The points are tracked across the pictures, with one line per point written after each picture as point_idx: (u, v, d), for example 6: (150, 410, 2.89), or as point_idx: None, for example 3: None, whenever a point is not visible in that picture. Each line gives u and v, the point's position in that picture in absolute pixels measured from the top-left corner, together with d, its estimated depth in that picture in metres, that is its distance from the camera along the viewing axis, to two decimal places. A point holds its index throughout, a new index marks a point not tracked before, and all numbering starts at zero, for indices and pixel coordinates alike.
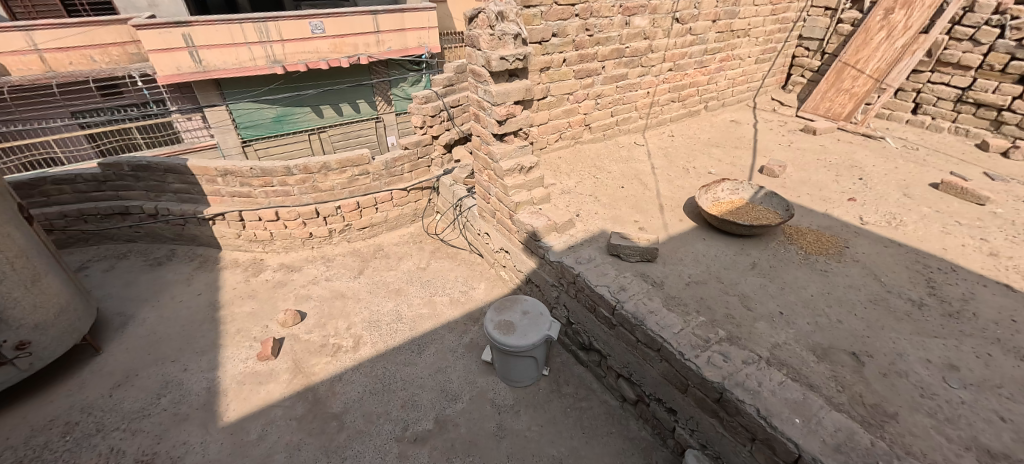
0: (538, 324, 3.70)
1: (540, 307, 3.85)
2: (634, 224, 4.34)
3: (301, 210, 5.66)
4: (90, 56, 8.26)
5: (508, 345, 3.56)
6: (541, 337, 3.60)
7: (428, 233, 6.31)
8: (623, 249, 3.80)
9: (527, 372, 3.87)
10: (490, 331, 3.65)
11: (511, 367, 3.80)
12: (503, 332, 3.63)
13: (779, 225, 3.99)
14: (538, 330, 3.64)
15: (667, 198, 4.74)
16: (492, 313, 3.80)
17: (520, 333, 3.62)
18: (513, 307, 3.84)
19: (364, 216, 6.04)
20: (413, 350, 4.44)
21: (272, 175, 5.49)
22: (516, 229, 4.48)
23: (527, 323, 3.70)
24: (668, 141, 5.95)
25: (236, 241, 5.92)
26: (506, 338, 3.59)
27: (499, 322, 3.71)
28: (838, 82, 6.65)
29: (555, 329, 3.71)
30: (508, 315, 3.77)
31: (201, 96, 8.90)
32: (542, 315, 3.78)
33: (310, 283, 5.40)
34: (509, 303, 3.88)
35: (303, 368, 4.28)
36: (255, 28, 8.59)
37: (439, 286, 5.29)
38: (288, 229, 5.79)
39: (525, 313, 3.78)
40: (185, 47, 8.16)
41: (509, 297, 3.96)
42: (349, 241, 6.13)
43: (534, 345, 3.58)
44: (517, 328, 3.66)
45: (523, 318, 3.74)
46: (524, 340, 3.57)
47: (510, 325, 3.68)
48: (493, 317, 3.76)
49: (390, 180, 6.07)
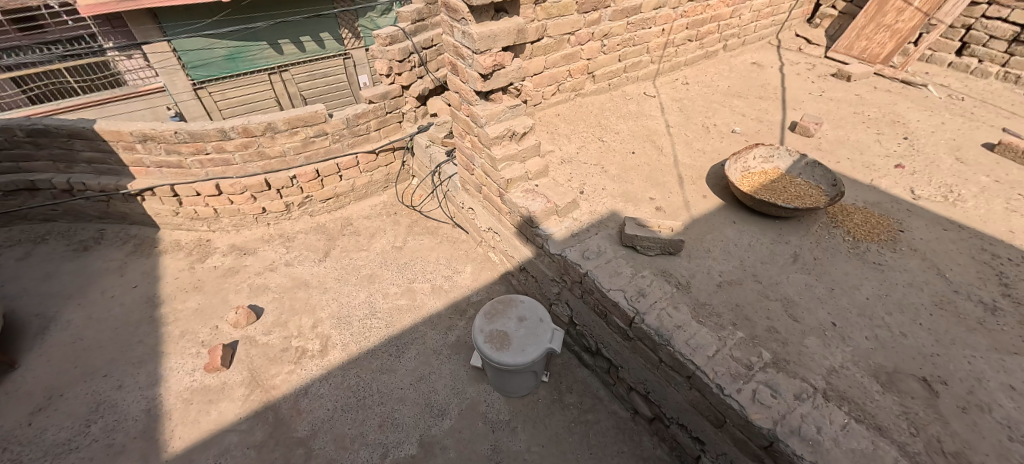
0: (537, 334, 3.08)
1: (538, 311, 3.22)
2: (650, 203, 3.60)
3: (247, 183, 4.74)
4: None
5: (503, 363, 2.96)
6: (542, 351, 3.01)
7: (404, 202, 5.46)
8: (641, 241, 3.10)
9: (525, 383, 3.33)
10: (480, 346, 3.03)
11: (507, 381, 3.25)
12: (496, 347, 3.01)
13: (825, 205, 3.32)
14: (538, 343, 3.04)
15: (686, 166, 3.97)
16: (481, 321, 3.16)
17: (517, 347, 3.01)
18: (506, 313, 3.20)
19: (327, 186, 5.14)
20: (391, 353, 3.83)
21: (204, 140, 4.45)
22: (507, 210, 3.72)
23: (525, 334, 3.08)
24: (683, 91, 5.05)
25: (175, 219, 5.02)
26: (500, 354, 2.98)
27: (490, 333, 3.08)
28: (878, 17, 5.71)
29: (558, 338, 3.11)
30: (500, 323, 3.14)
31: (138, 33, 7.44)
32: (542, 322, 3.15)
33: (266, 270, 4.63)
34: (501, 306, 3.24)
35: (263, 380, 3.67)
36: None
37: (419, 270, 4.58)
38: (234, 205, 4.88)
39: (521, 320, 3.15)
40: None
41: (501, 299, 3.31)
42: (311, 215, 5.27)
43: (533, 362, 2.99)
44: (513, 341, 3.04)
45: (519, 327, 3.11)
46: (521, 357, 2.96)
47: (504, 337, 3.05)
48: (482, 327, 3.13)
49: (354, 141, 5.08)
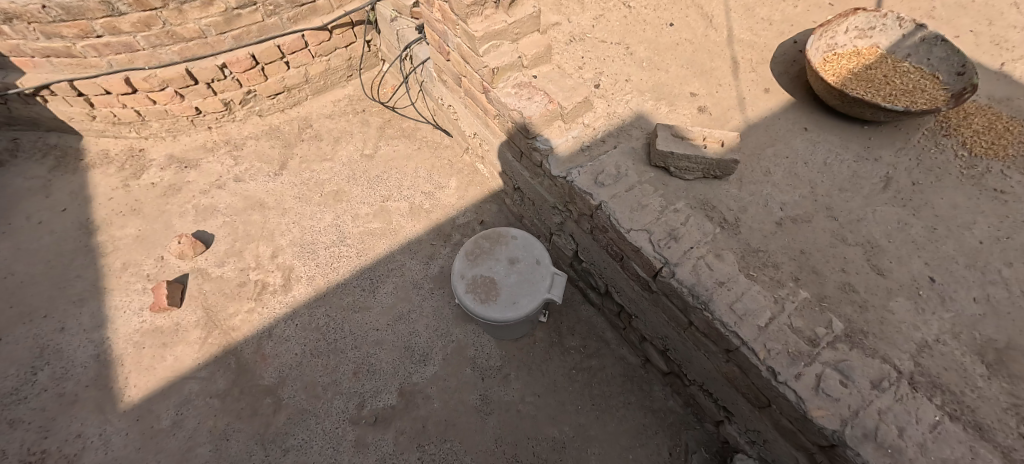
0: (533, 281, 2.44)
1: (534, 250, 2.55)
2: (690, 102, 2.64)
3: (164, 75, 3.69)
4: None
5: (490, 318, 2.36)
6: (539, 302, 2.39)
7: (372, 96, 4.40)
8: (677, 161, 2.26)
9: (519, 330, 2.81)
10: (461, 296, 2.41)
11: (499, 329, 2.72)
12: (481, 298, 2.38)
13: (950, 100, 2.37)
14: (534, 292, 2.41)
15: (744, 45, 2.87)
16: (462, 265, 2.51)
17: (507, 298, 2.38)
18: (494, 253, 2.54)
19: (271, 77, 4.04)
20: (364, 289, 3.30)
21: (86, 18, 3.27)
22: (495, 113, 2.75)
23: (517, 280, 2.44)
24: None
25: (95, 124, 4.10)
26: (486, 307, 2.36)
27: (473, 280, 2.44)
28: None
29: (559, 285, 2.47)
30: (486, 267, 2.49)
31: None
32: (539, 265, 2.50)
33: (214, 188, 3.88)
34: (486, 245, 2.57)
35: (220, 321, 3.21)
36: None
37: (394, 185, 3.79)
38: (160, 105, 3.91)
39: (512, 263, 2.49)
40: None
41: (486, 236, 2.63)
42: (260, 116, 4.28)
43: (528, 315, 2.39)
44: (502, 289, 2.41)
45: (510, 272, 2.46)
46: (513, 311, 2.35)
47: (490, 285, 2.42)
48: (463, 272, 2.48)
49: (296, 14, 3.83)
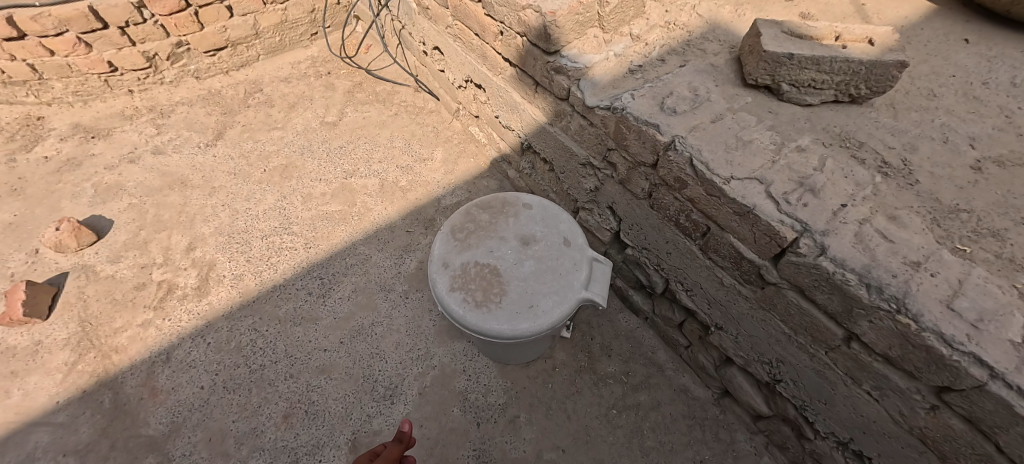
0: (561, 272, 1.51)
1: (560, 225, 1.62)
2: (787, 6, 1.78)
3: (61, 13, 2.77)
4: None
5: (490, 333, 1.41)
6: (571, 307, 1.45)
7: (341, 55, 3.54)
8: (796, 73, 1.38)
9: (534, 351, 1.85)
10: (444, 297, 1.47)
11: (504, 352, 1.77)
12: (476, 300, 1.44)
13: None
14: (563, 289, 1.47)
15: None
16: (446, 248, 1.57)
17: (519, 299, 1.44)
18: (496, 229, 1.60)
19: (208, 25, 3.16)
20: (312, 293, 2.35)
21: None
22: (497, 29, 1.85)
23: (534, 270, 1.50)
24: None
25: None
26: (485, 314, 1.42)
27: (464, 271, 1.51)
28: None
29: (600, 278, 1.54)
30: (485, 250, 1.55)
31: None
32: (569, 246, 1.57)
33: (124, 162, 2.95)
34: (484, 218, 1.64)
35: (101, 340, 2.23)
36: None
37: (362, 157, 2.89)
38: (60, 57, 3.00)
39: (526, 244, 1.56)
40: None
41: (484, 204, 1.70)
42: (197, 78, 3.38)
43: (553, 328, 1.45)
44: (511, 285, 1.47)
45: (523, 257, 1.53)
46: (529, 321, 1.41)
47: (491, 279, 1.48)
48: (447, 259, 1.55)
49: None
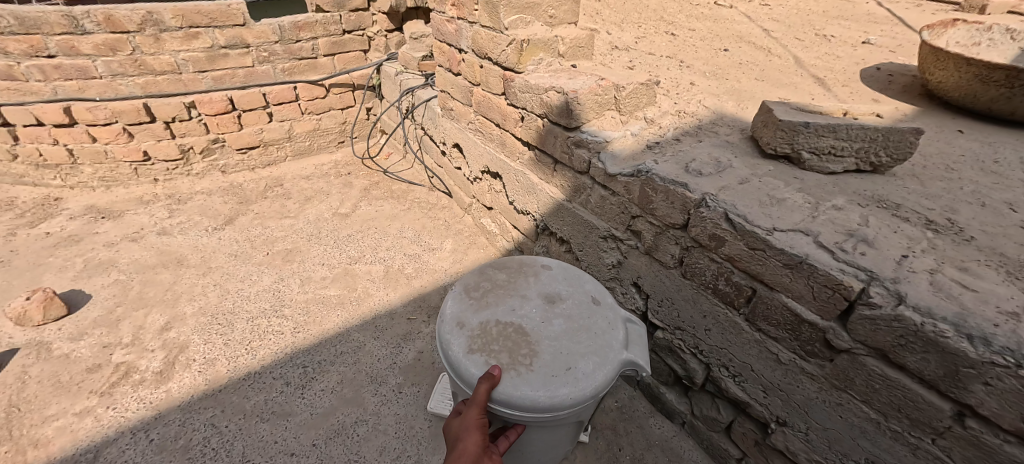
0: (596, 332, 1.31)
1: (585, 286, 1.48)
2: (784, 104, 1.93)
3: (116, 107, 3.03)
4: None
5: (522, 404, 1.13)
6: (614, 371, 1.22)
7: (363, 159, 3.78)
8: (815, 140, 1.40)
9: (555, 452, 1.48)
10: (460, 361, 1.21)
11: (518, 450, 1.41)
12: (503, 364, 1.19)
13: None
14: (602, 349, 1.25)
15: (819, 68, 2.35)
16: (461, 307, 1.36)
17: (554, 361, 1.21)
18: (515, 288, 1.44)
19: (247, 127, 3.44)
20: (290, 383, 2.03)
21: (40, 30, 2.73)
22: (519, 115, 1.98)
23: (566, 330, 1.30)
24: (767, 9, 3.42)
25: (12, 166, 3.29)
26: (515, 379, 1.16)
27: (484, 331, 1.28)
28: None
29: (638, 341, 1.34)
30: (506, 309, 1.36)
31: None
32: (600, 306, 1.40)
33: (126, 241, 2.89)
34: (500, 278, 1.48)
35: (21, 430, 1.84)
36: None
37: (369, 245, 2.84)
38: (98, 144, 3.19)
39: (552, 302, 1.39)
40: None
41: (499, 266, 1.55)
42: (223, 172, 3.56)
43: (595, 397, 1.20)
44: (541, 346, 1.25)
45: (551, 316, 1.34)
46: (569, 386, 1.16)
47: (518, 339, 1.26)
48: (463, 319, 1.33)
49: (292, 66, 3.37)
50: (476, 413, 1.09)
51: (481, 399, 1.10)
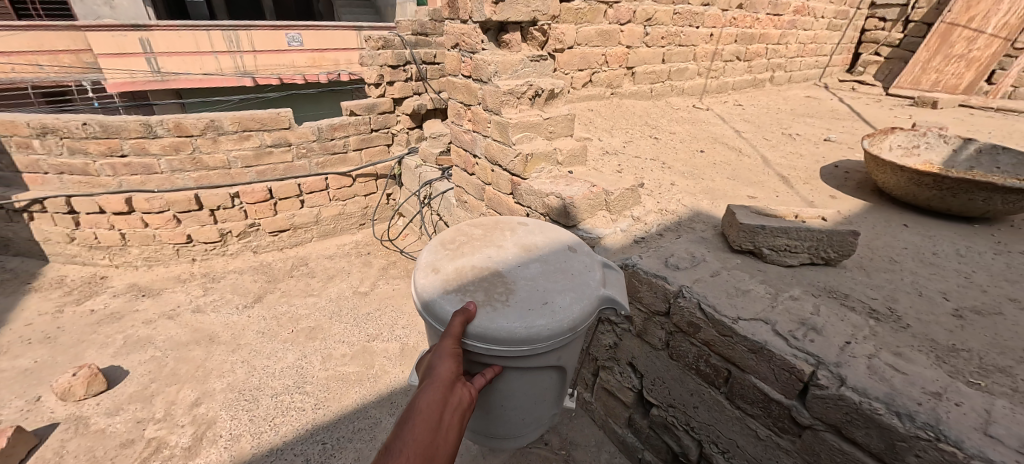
0: (573, 272, 1.27)
1: (560, 237, 1.45)
2: (751, 201, 2.26)
3: (170, 197, 3.47)
4: (37, 64, 5.82)
5: (499, 337, 1.07)
6: (592, 305, 1.18)
7: (382, 239, 4.13)
8: (772, 239, 1.68)
9: (536, 415, 1.37)
10: (436, 302, 1.14)
11: (501, 415, 1.32)
12: (479, 300, 1.13)
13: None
14: (579, 284, 1.22)
15: (784, 166, 2.74)
16: (436, 257, 1.31)
17: (531, 296, 1.16)
18: (491, 239, 1.40)
19: (281, 212, 3.83)
20: (309, 459, 2.15)
21: (120, 136, 3.23)
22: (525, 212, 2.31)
23: (541, 271, 1.26)
24: (740, 109, 3.94)
25: (68, 248, 3.64)
26: (490, 312, 1.10)
27: (459, 275, 1.22)
28: (944, 49, 5.15)
29: (616, 281, 1.31)
30: (482, 257, 1.31)
31: (150, 93, 6.48)
32: (575, 252, 1.37)
33: (163, 319, 3.14)
34: (476, 233, 1.44)
35: None
36: (224, 36, 6.67)
37: (386, 323, 3.07)
38: (149, 229, 3.57)
39: (528, 250, 1.35)
40: (142, 53, 6.26)
41: (474, 224, 1.51)
42: (255, 252, 3.90)
43: (574, 331, 1.15)
44: (518, 284, 1.20)
45: (527, 260, 1.30)
46: (547, 317, 1.11)
47: (494, 280, 1.20)
48: (437, 266, 1.27)
49: (324, 160, 3.85)
50: (451, 342, 1.03)
51: (456, 329, 1.04)
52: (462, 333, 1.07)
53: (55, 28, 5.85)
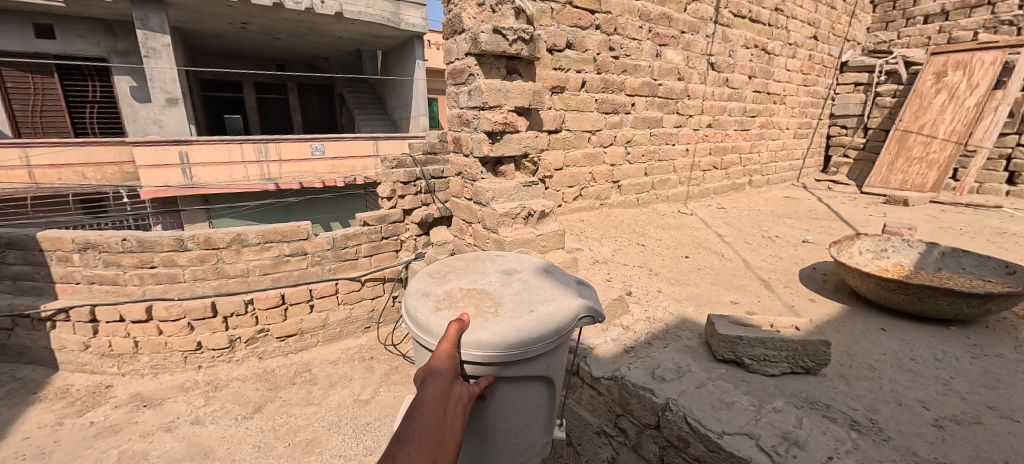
0: (552, 287, 1.37)
1: (536, 263, 1.56)
2: (734, 307, 2.40)
3: (188, 305, 3.64)
4: (82, 173, 6.59)
5: (492, 342, 1.13)
6: (573, 310, 1.28)
7: (385, 342, 4.21)
8: (751, 349, 1.80)
9: (529, 438, 1.37)
10: (430, 319, 1.19)
11: (499, 440, 1.31)
12: (471, 313, 1.20)
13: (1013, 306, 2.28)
14: (560, 294, 1.32)
15: (764, 270, 2.93)
16: (425, 283, 1.37)
17: (517, 306, 1.24)
18: (475, 267, 1.49)
19: (290, 318, 3.98)
20: None
21: (153, 250, 3.54)
22: None
23: (524, 287, 1.36)
24: (722, 213, 4.26)
25: (81, 356, 3.73)
26: (482, 322, 1.17)
27: (449, 296, 1.29)
28: (904, 151, 5.66)
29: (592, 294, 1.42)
30: (468, 281, 1.39)
31: (181, 199, 6.99)
32: (551, 273, 1.48)
33: (161, 430, 3.12)
34: (460, 263, 1.53)
35: None
36: (255, 148, 7.36)
37: (385, 435, 3.02)
38: (162, 336, 3.69)
39: (509, 274, 1.45)
40: (179, 164, 6.85)
41: (457, 258, 1.60)
42: (260, 358, 3.97)
43: (560, 336, 1.22)
44: (504, 299, 1.28)
45: (510, 281, 1.40)
46: (532, 322, 1.19)
47: (481, 297, 1.28)
48: (428, 291, 1.33)
49: (337, 266, 4.10)
50: (447, 347, 1.09)
51: (452, 335, 1.11)
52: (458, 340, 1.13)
53: (107, 144, 6.72)
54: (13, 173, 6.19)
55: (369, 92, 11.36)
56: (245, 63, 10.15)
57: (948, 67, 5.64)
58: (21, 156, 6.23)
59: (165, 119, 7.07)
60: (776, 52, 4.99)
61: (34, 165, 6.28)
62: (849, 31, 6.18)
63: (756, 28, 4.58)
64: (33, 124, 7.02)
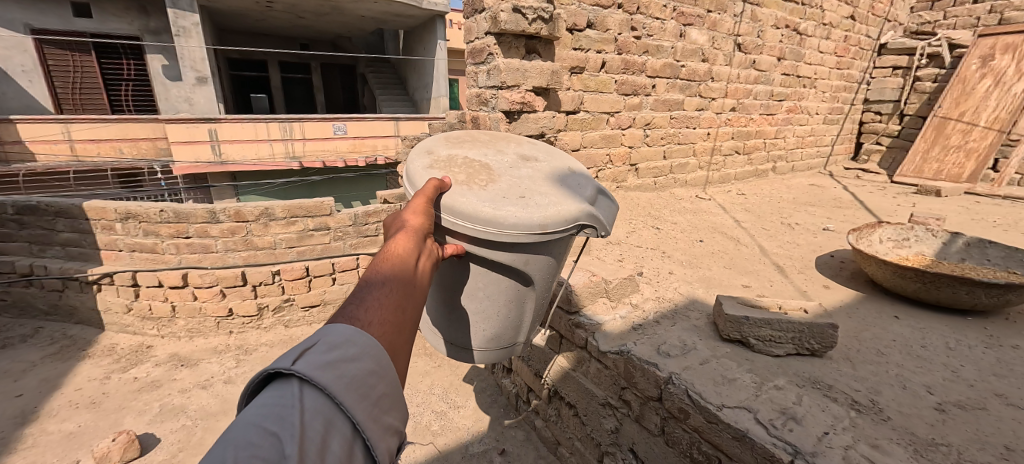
0: (562, 185, 1.33)
1: (564, 162, 1.51)
2: (746, 290, 2.43)
3: (220, 274, 3.85)
4: (119, 149, 6.96)
5: (464, 211, 1.14)
6: (570, 214, 1.22)
7: None
8: (757, 329, 1.83)
9: (500, 328, 1.43)
10: (420, 172, 1.24)
11: (470, 317, 1.40)
12: (457, 180, 1.22)
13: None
14: (564, 194, 1.27)
15: (780, 256, 2.92)
16: (435, 144, 1.42)
17: (509, 190, 1.23)
18: (495, 145, 1.49)
19: (315, 288, 4.17)
20: None
21: (188, 221, 3.75)
22: None
23: (531, 176, 1.32)
24: (742, 199, 4.19)
25: (124, 318, 4.01)
26: (463, 190, 1.19)
27: (449, 158, 1.33)
28: (941, 139, 5.41)
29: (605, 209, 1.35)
30: (479, 153, 1.39)
31: (210, 175, 7.26)
32: (572, 174, 1.42)
33: (195, 388, 3.37)
34: (483, 138, 1.53)
35: None
36: (281, 126, 7.54)
37: None
38: (196, 302, 3.93)
39: (525, 161, 1.42)
40: (208, 141, 7.10)
41: (491, 135, 1.59)
42: (286, 326, 4.21)
43: (542, 231, 1.18)
44: (500, 178, 1.27)
45: (522, 164, 1.38)
46: (515, 206, 1.17)
47: (479, 169, 1.29)
48: (433, 151, 1.38)
49: (358, 242, 4.25)
50: (422, 202, 1.09)
51: (427, 192, 1.12)
52: (433, 198, 1.13)
53: (141, 122, 7.02)
54: (56, 147, 6.62)
55: (392, 72, 11.39)
56: (271, 42, 10.30)
57: (996, 50, 5.33)
58: (63, 132, 6.60)
59: (195, 97, 7.32)
60: (807, 33, 4.80)
61: (76, 140, 6.69)
62: (890, 11, 5.85)
63: (788, 8, 4.40)
64: (73, 100, 7.36)
